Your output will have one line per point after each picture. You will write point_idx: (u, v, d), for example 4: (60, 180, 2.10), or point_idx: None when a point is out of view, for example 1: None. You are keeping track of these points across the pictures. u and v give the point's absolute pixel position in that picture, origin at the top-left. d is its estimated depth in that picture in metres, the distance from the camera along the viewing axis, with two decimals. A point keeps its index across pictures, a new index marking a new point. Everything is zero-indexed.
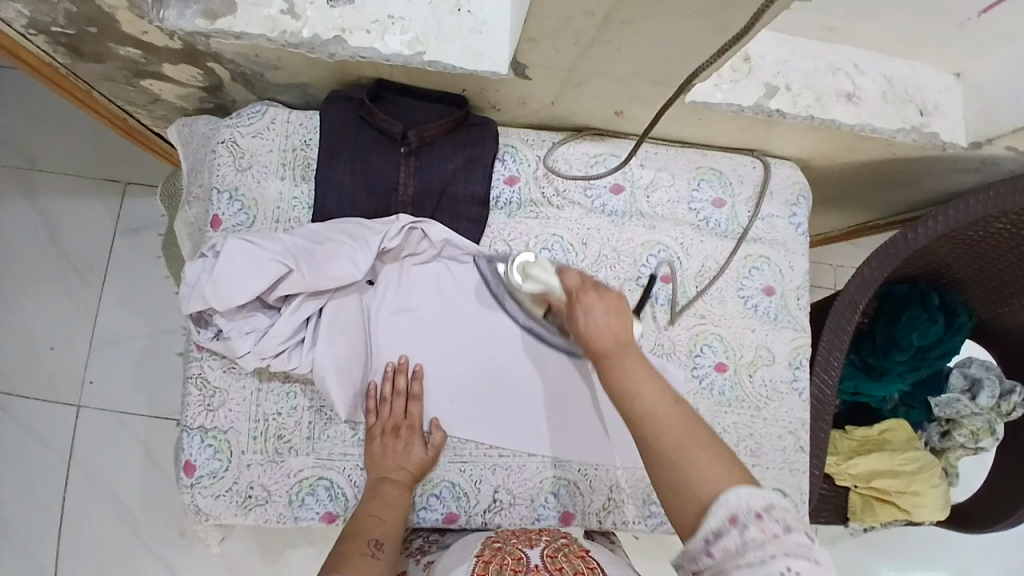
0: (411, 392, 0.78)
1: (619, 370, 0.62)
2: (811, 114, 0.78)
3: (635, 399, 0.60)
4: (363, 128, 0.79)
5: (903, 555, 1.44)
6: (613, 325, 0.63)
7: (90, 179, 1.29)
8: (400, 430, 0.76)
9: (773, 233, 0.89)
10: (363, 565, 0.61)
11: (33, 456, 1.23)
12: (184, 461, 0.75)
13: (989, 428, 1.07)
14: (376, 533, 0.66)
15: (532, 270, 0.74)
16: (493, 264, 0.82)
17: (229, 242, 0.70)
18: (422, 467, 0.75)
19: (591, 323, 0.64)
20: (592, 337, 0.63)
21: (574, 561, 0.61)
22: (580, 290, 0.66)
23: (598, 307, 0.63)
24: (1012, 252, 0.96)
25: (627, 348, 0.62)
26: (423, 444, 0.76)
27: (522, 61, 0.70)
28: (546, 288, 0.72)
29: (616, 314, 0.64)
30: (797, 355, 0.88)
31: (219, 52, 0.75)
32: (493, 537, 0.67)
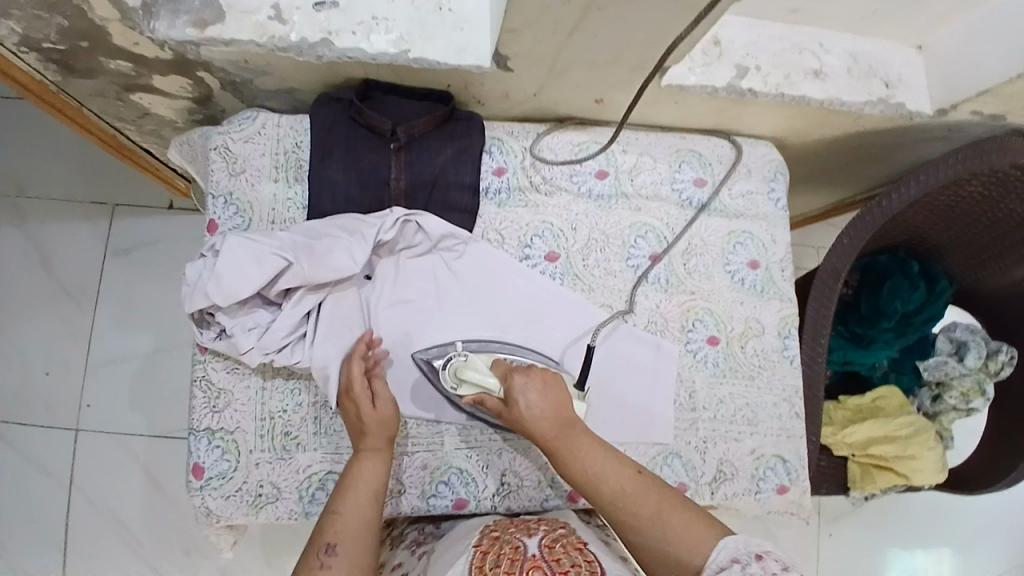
0: (365, 355, 0.76)
1: (573, 455, 0.67)
2: (781, 92, 0.82)
3: (595, 482, 0.66)
4: (353, 127, 0.81)
5: (897, 527, 1.46)
6: (551, 408, 0.69)
7: (80, 204, 1.30)
8: (351, 394, 0.74)
9: (754, 208, 0.92)
10: None
11: (36, 481, 1.23)
12: (192, 464, 0.76)
13: (980, 389, 1.10)
14: (329, 537, 0.64)
15: (465, 373, 0.75)
16: (431, 360, 0.80)
17: (229, 239, 0.72)
18: (382, 427, 0.73)
19: (530, 414, 0.69)
20: (535, 424, 0.69)
21: (571, 555, 0.64)
22: (510, 377, 0.71)
23: (533, 389, 0.70)
24: (984, 210, 1.01)
25: (571, 429, 0.69)
26: (370, 401, 0.74)
27: (504, 53, 0.73)
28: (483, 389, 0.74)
29: (549, 397, 0.70)
30: (785, 324, 0.90)
31: (209, 61, 0.78)
32: (492, 529, 0.70)
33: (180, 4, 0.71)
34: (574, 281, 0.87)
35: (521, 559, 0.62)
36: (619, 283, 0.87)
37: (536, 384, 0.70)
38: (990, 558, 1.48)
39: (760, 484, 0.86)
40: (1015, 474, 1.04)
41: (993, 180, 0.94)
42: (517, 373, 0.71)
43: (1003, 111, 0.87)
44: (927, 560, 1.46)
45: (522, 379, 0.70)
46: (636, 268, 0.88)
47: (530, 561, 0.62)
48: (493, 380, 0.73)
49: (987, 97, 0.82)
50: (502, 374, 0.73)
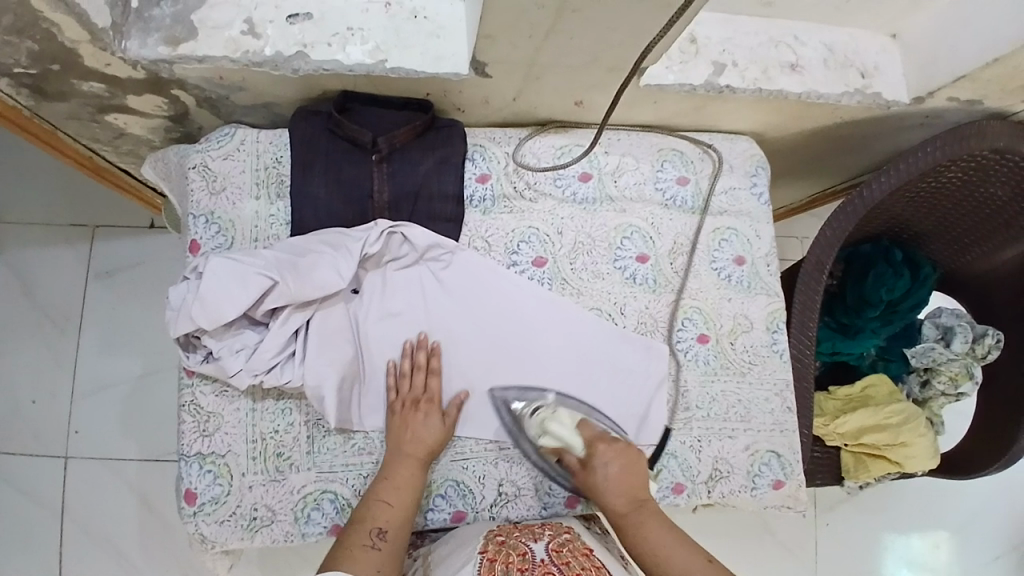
0: (431, 367, 0.80)
1: (642, 533, 0.72)
2: (759, 87, 0.82)
3: (663, 563, 0.70)
4: (333, 140, 0.80)
5: (892, 514, 1.48)
6: (625, 483, 0.75)
7: (59, 226, 1.28)
8: (420, 405, 0.77)
9: (738, 204, 0.92)
10: (360, 559, 0.65)
11: (28, 512, 1.20)
12: (183, 490, 0.74)
13: (968, 373, 1.11)
14: (380, 522, 0.69)
15: (551, 423, 0.79)
16: (509, 400, 0.82)
17: (211, 260, 0.71)
18: (440, 442, 0.76)
19: (604, 486, 0.75)
20: (609, 492, 0.75)
21: (580, 559, 0.66)
22: (594, 444, 0.77)
23: (614, 462, 0.76)
24: (963, 196, 1.03)
25: (642, 507, 0.74)
26: (440, 418, 0.78)
27: (482, 59, 0.73)
28: (563, 444, 0.78)
29: (624, 473, 0.76)
30: (774, 318, 0.91)
31: (183, 78, 0.77)
32: (496, 533, 0.70)
33: (150, 23, 0.71)
34: (562, 285, 0.86)
35: (531, 567, 0.63)
36: (608, 286, 0.87)
37: (614, 458, 0.76)
38: (984, 539, 1.50)
39: (757, 480, 0.87)
40: (1008, 454, 1.06)
41: (971, 166, 0.96)
42: (600, 443, 0.77)
43: (978, 98, 0.88)
44: (922, 544, 1.48)
45: (604, 451, 0.76)
46: (623, 270, 0.88)
47: (541, 567, 0.64)
48: (577, 440, 0.78)
49: (964, 83, 0.83)
50: (587, 437, 0.78)
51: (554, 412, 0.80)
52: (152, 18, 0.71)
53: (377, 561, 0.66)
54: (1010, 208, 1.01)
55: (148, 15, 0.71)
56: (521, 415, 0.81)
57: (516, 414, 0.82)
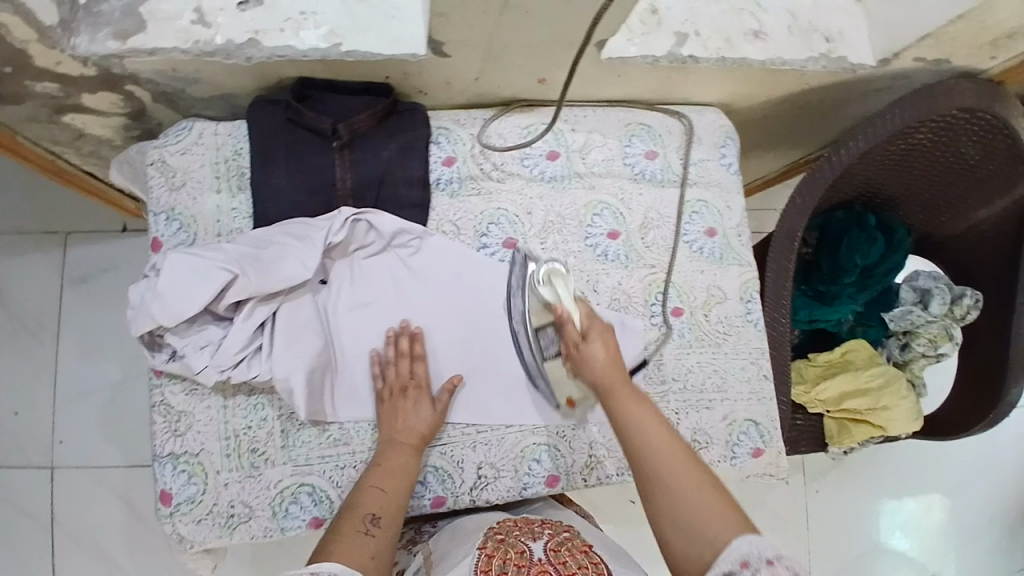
0: (416, 352, 0.79)
1: (624, 408, 0.68)
2: (723, 56, 0.81)
3: (640, 432, 0.66)
4: (293, 129, 0.79)
5: (878, 478, 1.50)
6: (616, 363, 0.72)
7: (31, 233, 1.26)
8: (408, 391, 0.77)
9: (707, 175, 0.92)
10: (353, 542, 0.62)
11: (16, 523, 1.20)
12: (159, 491, 0.75)
13: (947, 334, 1.11)
14: (374, 507, 0.66)
15: (558, 281, 0.78)
16: (527, 262, 0.82)
17: (170, 256, 0.69)
18: (431, 427, 0.76)
19: (595, 360, 0.72)
20: (590, 364, 0.72)
21: (577, 556, 0.64)
22: (591, 321, 0.74)
23: (605, 341, 0.73)
24: (937, 156, 1.03)
25: (624, 384, 0.70)
26: (431, 404, 0.77)
27: (438, 39, 0.72)
28: (557, 301, 0.77)
29: (616, 352, 0.73)
30: (747, 288, 0.91)
31: (135, 72, 0.75)
32: (496, 530, 0.70)
33: (99, 17, 0.68)
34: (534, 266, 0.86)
35: (527, 565, 0.63)
36: (580, 263, 0.87)
37: (606, 338, 0.73)
38: (967, 497, 1.52)
39: (735, 449, 0.87)
40: (992, 415, 1.06)
41: (940, 126, 0.96)
42: (597, 320, 0.75)
43: (945, 57, 0.88)
44: (907, 505, 1.50)
45: (599, 329, 0.74)
46: (595, 247, 0.88)
47: (537, 566, 0.63)
48: (576, 308, 0.75)
49: (930, 41, 0.83)
50: (585, 313, 0.75)
51: (567, 276, 0.79)
52: (100, 12, 0.68)
53: (372, 547, 0.63)
54: (982, 169, 1.02)
55: (95, 9, 0.68)
56: (533, 273, 0.80)
57: (528, 271, 0.81)
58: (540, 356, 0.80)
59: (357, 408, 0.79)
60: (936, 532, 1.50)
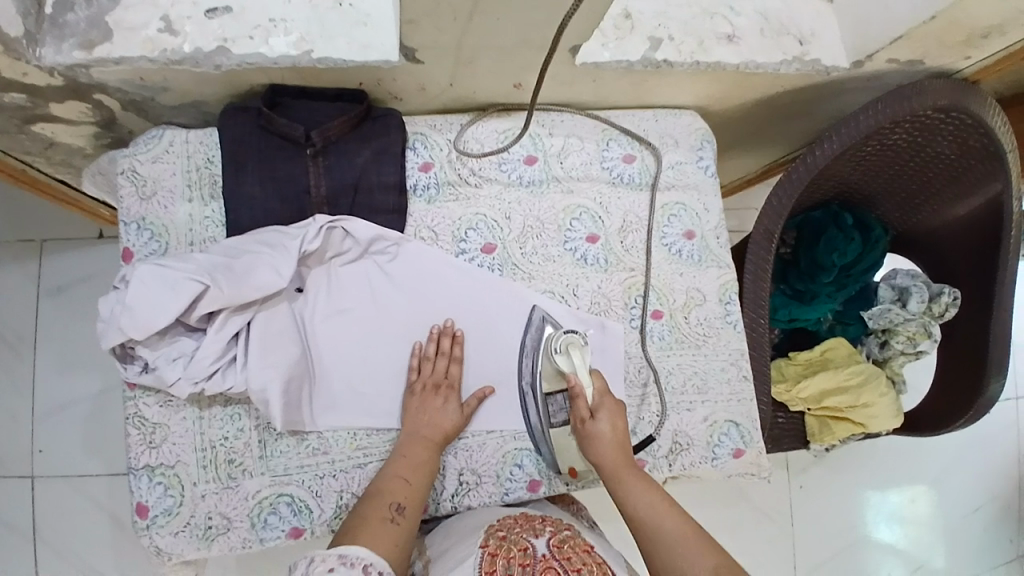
0: (454, 354, 0.81)
1: (631, 491, 0.75)
2: (696, 60, 0.81)
3: (651, 521, 0.73)
4: (265, 136, 0.78)
5: (863, 474, 1.51)
6: (621, 441, 0.78)
7: (6, 242, 1.23)
8: (440, 389, 0.78)
9: (684, 178, 0.92)
10: (379, 530, 0.66)
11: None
12: (135, 503, 0.74)
13: (925, 331, 1.12)
14: (398, 497, 0.71)
15: (575, 351, 0.81)
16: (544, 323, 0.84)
17: (139, 267, 0.68)
18: (456, 427, 0.78)
19: (602, 439, 0.78)
20: (600, 447, 0.78)
21: (580, 555, 0.67)
22: (601, 399, 0.80)
23: (612, 421, 0.79)
24: (914, 155, 1.04)
25: (631, 469, 0.77)
26: (458, 406, 0.79)
27: (410, 45, 0.72)
28: (573, 371, 0.81)
29: (622, 429, 0.79)
30: (726, 290, 0.91)
31: (103, 82, 0.74)
32: (497, 527, 0.71)
33: (64, 28, 0.67)
34: (513, 271, 0.86)
35: (531, 563, 0.65)
36: (560, 268, 0.87)
37: (614, 415, 0.79)
38: (948, 490, 1.54)
39: (716, 451, 0.88)
40: (974, 410, 1.09)
41: (915, 127, 0.97)
42: (606, 395, 0.80)
43: (919, 57, 0.87)
44: (890, 499, 1.52)
45: (608, 406, 0.80)
46: (574, 251, 0.88)
47: (542, 563, 0.66)
48: (588, 380, 0.80)
49: (902, 42, 0.82)
50: (598, 390, 0.80)
51: (583, 346, 0.82)
52: (66, 22, 0.68)
53: (395, 535, 0.67)
54: (959, 165, 1.02)
55: (60, 20, 0.67)
56: (549, 338, 0.83)
57: (545, 334, 0.83)
58: (546, 422, 0.82)
59: (336, 417, 0.78)
60: (919, 525, 1.52)
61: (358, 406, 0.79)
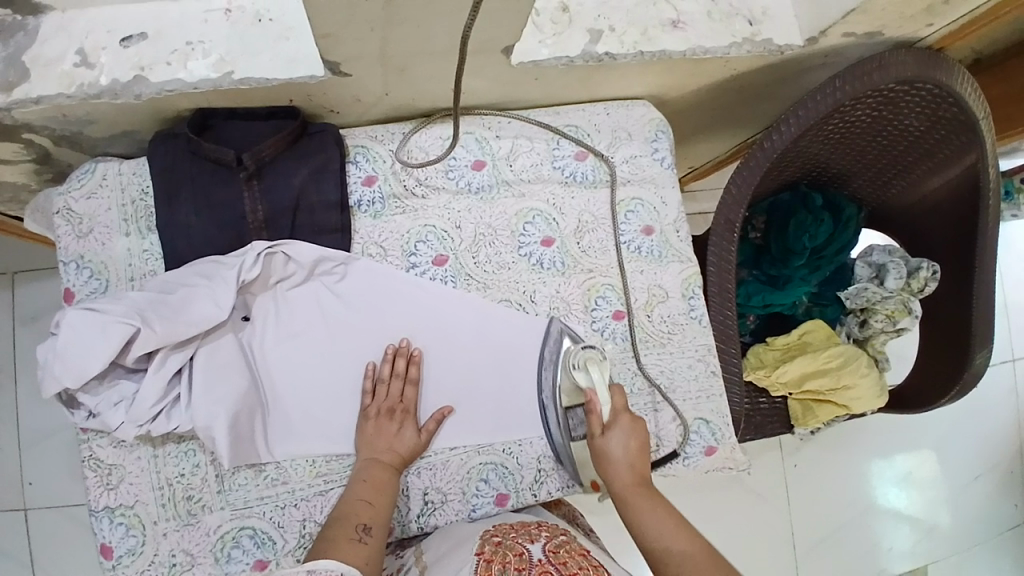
0: (409, 375, 0.79)
1: (640, 512, 0.70)
2: (639, 50, 0.76)
3: (662, 544, 0.67)
4: (197, 163, 0.75)
5: (858, 451, 1.49)
6: (633, 461, 0.74)
7: None
8: (395, 414, 0.77)
9: (640, 172, 0.89)
10: (347, 548, 0.63)
11: None
12: (99, 545, 0.73)
13: (904, 308, 1.09)
14: (364, 518, 0.68)
15: (594, 367, 0.77)
16: (562, 335, 0.83)
17: (69, 313, 0.67)
18: (414, 452, 0.76)
19: (614, 457, 0.74)
20: (611, 465, 0.74)
21: (577, 558, 0.65)
22: (615, 416, 0.76)
23: (626, 439, 0.75)
24: (883, 130, 1.00)
25: (644, 490, 0.72)
26: (415, 429, 0.78)
27: (332, 59, 0.68)
28: (592, 387, 0.77)
29: (636, 450, 0.75)
30: (689, 284, 0.89)
31: (27, 121, 0.71)
32: (493, 534, 0.70)
33: None
34: (467, 282, 0.84)
35: (528, 566, 0.63)
36: (516, 275, 0.85)
37: (628, 434, 0.75)
38: (943, 459, 1.53)
39: (687, 450, 0.86)
40: (961, 384, 1.06)
41: (879, 102, 0.93)
42: (623, 413, 0.76)
43: (876, 30, 0.83)
44: (886, 473, 1.50)
45: (624, 423, 0.76)
46: (530, 256, 0.85)
47: (538, 567, 0.63)
48: (606, 396, 0.76)
49: (856, 17, 0.77)
50: (615, 407, 0.77)
51: (603, 362, 0.78)
52: None
53: (365, 552, 0.64)
54: (929, 137, 0.99)
55: None
56: (568, 351, 0.81)
57: (563, 347, 0.82)
58: (566, 436, 0.81)
59: (292, 445, 0.77)
60: (917, 497, 1.51)
61: (314, 432, 0.78)
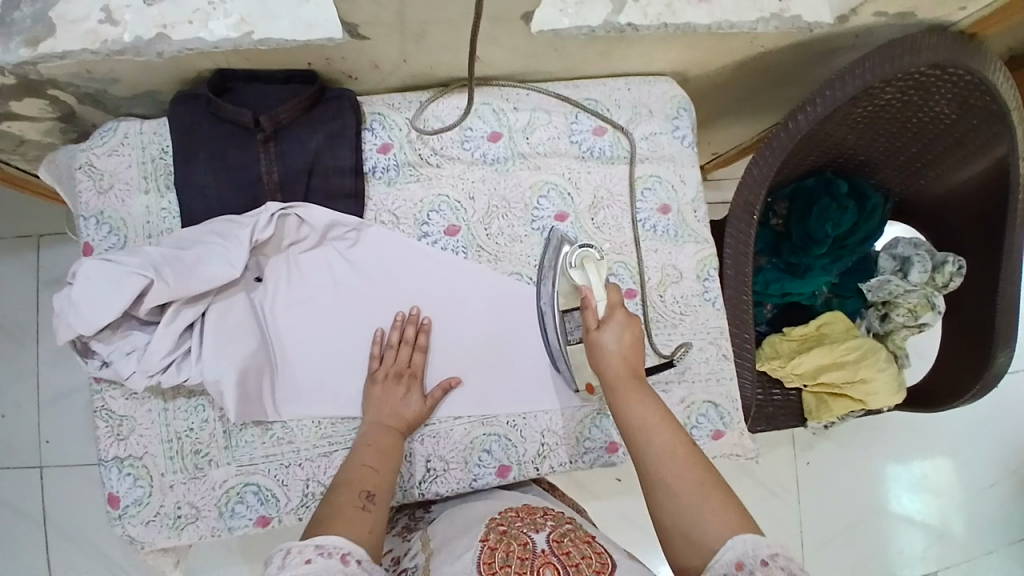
0: (417, 343, 0.79)
1: (629, 402, 0.68)
2: (664, 22, 0.73)
3: (644, 433, 0.66)
4: (215, 124, 0.76)
5: (872, 450, 1.46)
6: (627, 354, 0.72)
7: (5, 238, 1.24)
8: (402, 378, 0.77)
9: (659, 150, 0.88)
10: (353, 515, 0.62)
11: (13, 521, 1.23)
12: (107, 494, 0.75)
13: (928, 303, 1.06)
14: (368, 485, 0.67)
15: (591, 266, 0.79)
16: (560, 241, 0.83)
17: (85, 264, 0.69)
18: (419, 417, 0.76)
19: (608, 349, 0.72)
20: (603, 355, 0.72)
21: (581, 547, 0.64)
22: (612, 310, 0.74)
23: (621, 331, 0.72)
24: (914, 113, 0.97)
25: (633, 378, 0.70)
26: (421, 395, 0.78)
27: (351, 21, 0.68)
28: (587, 285, 0.78)
29: (630, 344, 0.72)
30: (704, 266, 0.88)
31: (53, 77, 0.72)
32: (498, 522, 0.69)
33: (11, 26, 0.65)
34: (478, 253, 0.83)
35: (531, 557, 0.61)
36: (528, 249, 0.84)
37: (624, 329, 0.73)
38: (961, 462, 1.49)
39: (694, 432, 0.85)
40: (980, 384, 1.02)
41: (910, 85, 0.90)
42: (619, 309, 0.74)
43: (909, 9, 0.80)
44: (901, 475, 1.47)
45: (619, 318, 0.73)
46: (542, 231, 0.85)
47: (540, 558, 0.61)
48: (602, 295, 0.76)
49: None
50: (612, 302, 0.75)
51: (601, 261, 0.80)
52: (13, 21, 0.64)
53: (369, 519, 0.63)
54: (960, 125, 0.95)
55: (8, 17, 0.64)
56: (567, 256, 0.81)
57: (561, 253, 0.81)
58: (564, 340, 0.80)
59: (299, 406, 0.78)
60: (932, 500, 1.47)
61: (320, 395, 0.78)
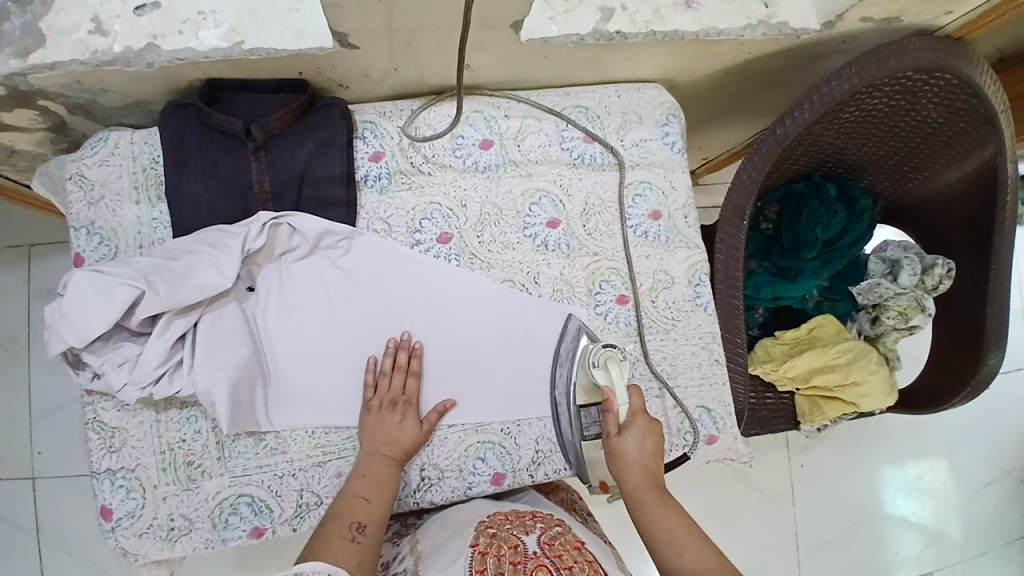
0: (411, 368, 0.79)
1: (652, 515, 0.70)
2: (651, 30, 0.74)
3: (671, 548, 0.67)
4: (206, 133, 0.76)
5: (866, 452, 1.47)
6: (647, 462, 0.74)
7: None
8: (397, 405, 0.77)
9: (649, 156, 0.88)
10: (342, 548, 0.63)
11: (6, 534, 1.21)
12: (99, 507, 0.74)
13: (918, 305, 1.07)
14: (359, 516, 0.68)
15: (614, 366, 0.77)
16: (579, 333, 0.83)
17: (75, 274, 0.69)
18: (416, 444, 0.76)
19: (628, 456, 0.74)
20: (624, 462, 0.74)
21: (571, 551, 0.64)
22: (633, 416, 0.75)
23: (641, 439, 0.74)
24: (902, 117, 0.97)
25: (654, 487, 0.72)
26: (418, 420, 0.78)
27: (340, 31, 0.68)
28: (609, 385, 0.77)
29: (651, 450, 0.74)
30: (695, 271, 0.88)
31: (43, 88, 0.72)
32: (487, 525, 0.68)
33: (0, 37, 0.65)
34: (470, 261, 0.83)
35: (523, 560, 0.61)
36: (519, 256, 0.85)
37: (645, 435, 0.75)
38: (954, 463, 1.50)
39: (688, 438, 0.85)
40: (970, 386, 1.03)
41: (897, 89, 0.91)
42: (639, 414, 0.76)
43: (894, 15, 0.81)
44: (894, 477, 1.48)
45: (640, 424, 0.75)
46: (534, 237, 0.85)
47: (533, 560, 0.62)
48: (625, 399, 0.76)
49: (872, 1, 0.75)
50: (633, 408, 0.76)
51: (623, 362, 0.78)
52: (2, 31, 0.64)
53: (359, 552, 0.64)
54: (947, 128, 0.96)
55: None
56: (585, 348, 0.81)
57: (580, 345, 0.82)
58: (578, 434, 0.81)
59: (291, 416, 0.77)
60: (926, 502, 1.48)
61: (312, 404, 0.78)
